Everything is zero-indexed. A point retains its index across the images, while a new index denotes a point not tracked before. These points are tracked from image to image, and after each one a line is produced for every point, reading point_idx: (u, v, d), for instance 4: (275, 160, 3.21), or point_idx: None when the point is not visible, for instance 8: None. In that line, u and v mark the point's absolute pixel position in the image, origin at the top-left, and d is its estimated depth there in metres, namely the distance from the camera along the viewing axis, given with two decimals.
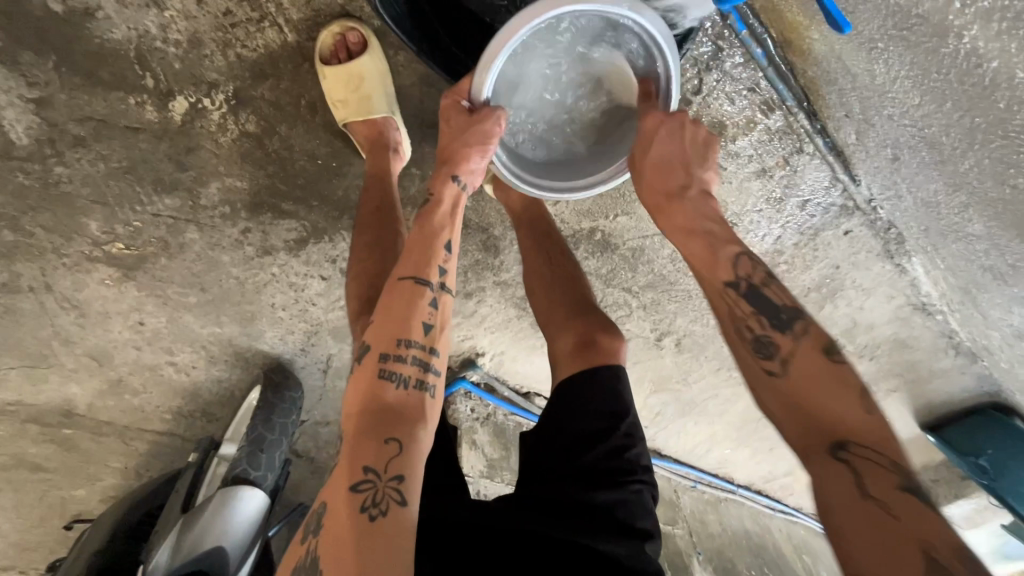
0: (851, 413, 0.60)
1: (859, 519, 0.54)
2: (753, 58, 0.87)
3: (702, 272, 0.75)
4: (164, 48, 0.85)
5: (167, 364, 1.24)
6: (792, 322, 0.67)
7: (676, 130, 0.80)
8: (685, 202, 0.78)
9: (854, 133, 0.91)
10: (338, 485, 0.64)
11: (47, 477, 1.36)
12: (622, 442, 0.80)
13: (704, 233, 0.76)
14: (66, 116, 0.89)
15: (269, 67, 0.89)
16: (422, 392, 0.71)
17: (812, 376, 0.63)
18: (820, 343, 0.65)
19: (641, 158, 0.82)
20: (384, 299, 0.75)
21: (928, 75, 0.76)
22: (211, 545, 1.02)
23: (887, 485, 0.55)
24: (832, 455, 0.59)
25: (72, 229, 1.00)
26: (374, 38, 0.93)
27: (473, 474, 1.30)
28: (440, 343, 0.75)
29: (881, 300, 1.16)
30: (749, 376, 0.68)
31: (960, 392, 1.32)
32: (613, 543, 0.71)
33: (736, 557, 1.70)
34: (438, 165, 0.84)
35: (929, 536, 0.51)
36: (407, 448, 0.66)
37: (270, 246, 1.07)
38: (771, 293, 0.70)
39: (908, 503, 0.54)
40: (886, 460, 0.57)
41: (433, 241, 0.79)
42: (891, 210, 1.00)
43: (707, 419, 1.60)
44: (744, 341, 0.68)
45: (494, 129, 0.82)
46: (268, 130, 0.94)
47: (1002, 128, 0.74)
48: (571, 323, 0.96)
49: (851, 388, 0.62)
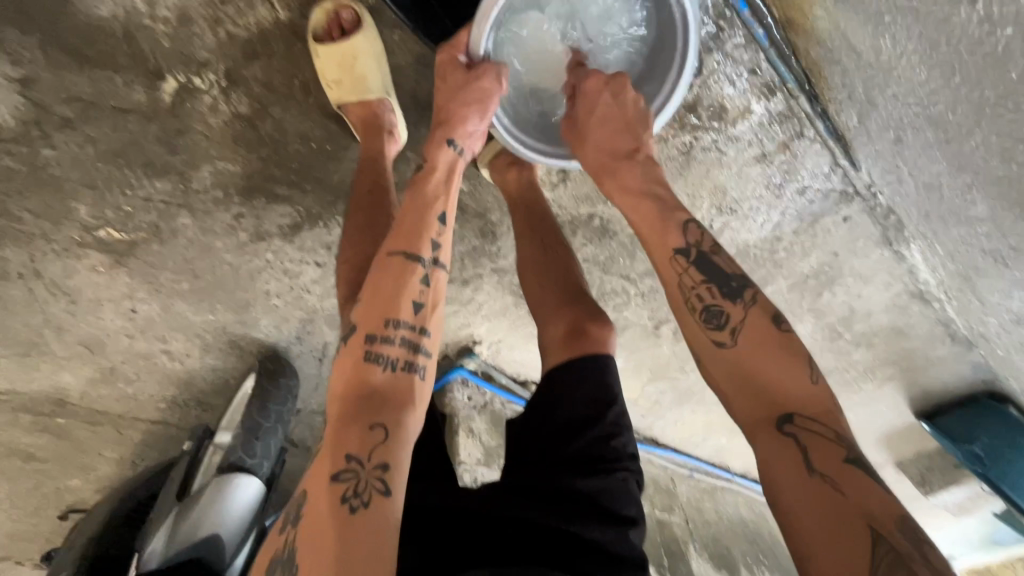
0: (794, 384, 0.63)
1: (806, 494, 0.56)
2: (754, 40, 0.85)
3: (652, 238, 0.75)
4: (152, 26, 0.83)
5: (160, 353, 1.23)
6: (742, 291, 0.69)
7: (619, 92, 0.83)
8: (632, 165, 0.80)
9: (856, 115, 0.90)
10: (320, 473, 0.63)
11: (41, 468, 1.35)
12: (609, 430, 0.79)
13: (653, 197, 0.77)
14: (52, 96, 0.86)
15: (260, 46, 0.87)
16: (411, 374, 0.70)
17: (756, 345, 0.65)
18: (767, 313, 0.67)
19: (585, 117, 0.84)
20: (373, 279, 0.74)
21: (937, 48, 0.74)
22: (208, 533, 1.02)
23: (832, 458, 0.57)
24: (778, 427, 0.61)
25: (61, 214, 0.98)
26: (368, 15, 0.92)
27: (469, 461, 1.27)
28: (431, 323, 0.74)
29: (879, 288, 1.15)
30: (699, 347, 0.69)
31: (954, 380, 1.32)
32: (600, 529, 0.70)
33: (732, 544, 1.71)
34: (433, 129, 0.84)
35: (872, 508, 0.53)
36: (394, 434, 0.65)
37: (264, 231, 1.05)
38: (719, 261, 0.71)
39: (848, 473, 0.56)
40: (829, 432, 0.59)
41: (425, 212, 0.78)
42: (892, 195, 0.99)
43: (703, 408, 1.60)
44: (695, 311, 0.69)
45: (492, 85, 0.84)
46: (260, 112, 0.92)
47: (1011, 101, 0.73)
48: (561, 311, 0.95)
49: (794, 358, 0.64)
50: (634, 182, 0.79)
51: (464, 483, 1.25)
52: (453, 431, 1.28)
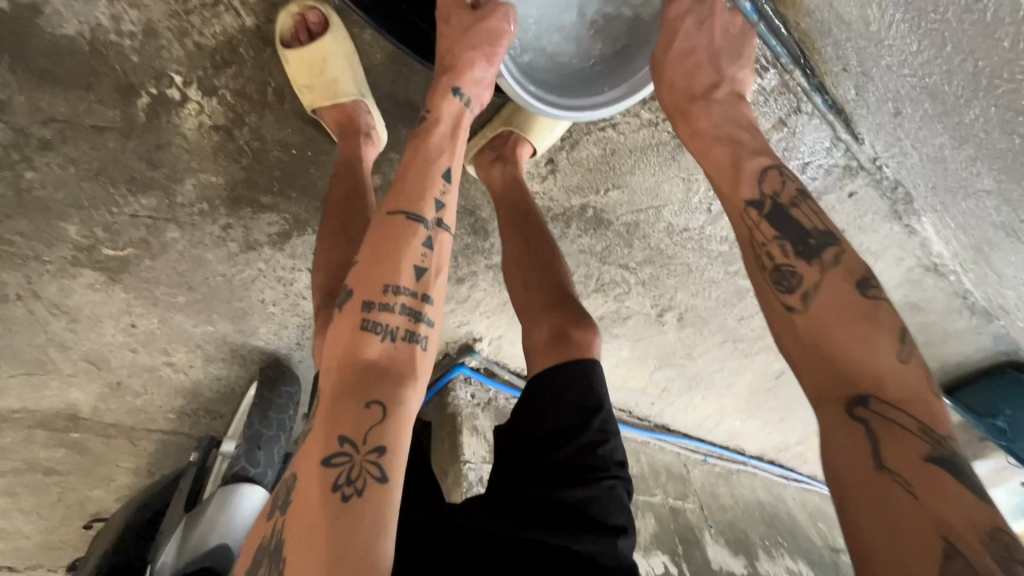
0: (880, 360, 0.56)
1: (870, 493, 0.51)
2: (742, 14, 0.80)
3: (724, 187, 0.74)
4: (119, 41, 0.81)
5: (164, 365, 1.24)
6: (822, 250, 0.64)
7: (703, 22, 0.80)
8: (708, 106, 0.78)
9: (854, 88, 0.85)
10: (311, 454, 0.59)
11: (61, 479, 1.40)
12: (596, 438, 0.78)
13: (728, 141, 0.75)
14: (28, 118, 0.86)
15: (229, 54, 0.84)
16: (412, 345, 0.65)
17: (835, 310, 0.60)
18: (851, 274, 0.62)
19: (668, 46, 0.81)
20: (371, 238, 0.69)
21: (925, 15, 0.72)
22: (218, 542, 1.01)
23: (910, 454, 0.51)
24: (848, 410, 0.55)
25: (52, 235, 0.99)
26: (334, 16, 0.89)
27: (473, 460, 1.22)
28: (435, 290, 0.69)
29: (890, 263, 1.10)
30: (768, 311, 0.65)
31: (975, 352, 1.28)
32: (583, 541, 0.68)
33: (749, 528, 1.67)
34: (438, 78, 0.79)
35: (946, 515, 0.47)
36: (392, 412, 0.61)
37: (253, 241, 1.05)
38: (799, 214, 0.67)
39: (932, 472, 0.50)
40: (913, 423, 0.53)
41: (430, 168, 0.73)
42: (897, 168, 0.93)
43: (714, 393, 1.58)
44: (765, 271, 0.66)
45: (501, 27, 0.78)
46: (236, 121, 0.90)
47: (1009, 70, 0.71)
48: (547, 314, 0.93)
49: (881, 330, 0.58)
50: (707, 121, 0.78)
51: (468, 483, 1.18)
52: (456, 430, 1.25)
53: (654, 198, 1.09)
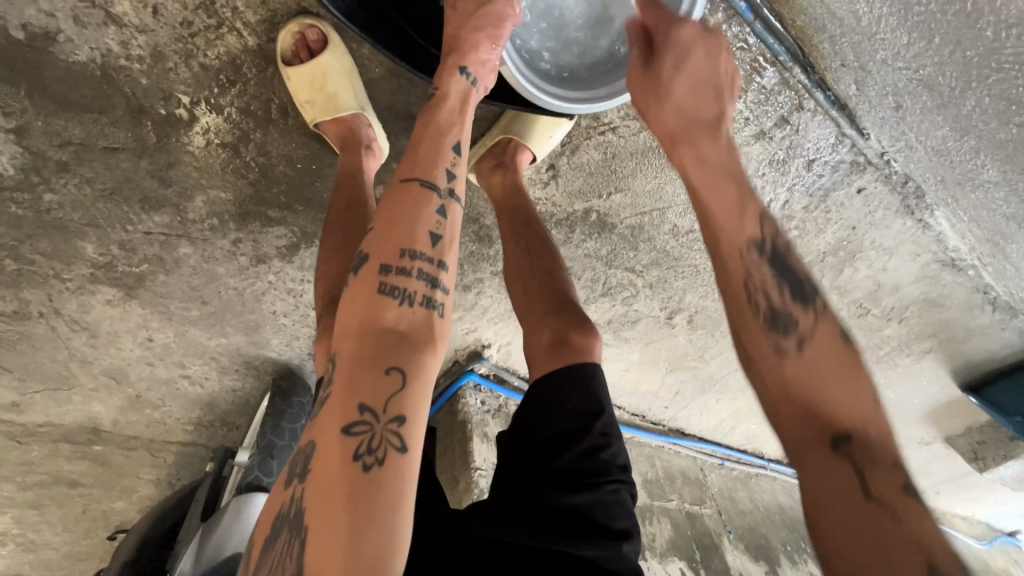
0: (859, 404, 0.60)
1: (859, 521, 0.52)
2: (737, 14, 0.78)
3: (723, 222, 0.70)
4: (128, 65, 0.84)
5: (181, 377, 1.27)
6: (813, 301, 0.66)
7: (711, 57, 0.75)
8: (716, 138, 0.74)
9: (855, 83, 0.84)
10: (330, 423, 0.58)
11: (87, 491, 1.45)
12: (596, 442, 0.77)
13: (730, 176, 0.72)
14: (45, 142, 0.89)
15: (233, 73, 0.87)
16: (430, 310, 0.64)
17: (823, 361, 0.62)
18: (834, 330, 0.65)
19: (675, 72, 0.75)
20: (386, 204, 0.68)
21: (910, 8, 0.73)
22: (232, 551, 1.02)
23: (889, 488, 0.54)
24: (834, 446, 0.57)
25: (70, 254, 1.03)
26: (333, 33, 0.90)
27: (484, 466, 1.22)
28: (450, 255, 0.67)
29: (905, 259, 1.07)
30: (755, 353, 0.65)
31: (1001, 349, 1.24)
32: (589, 546, 0.68)
33: (769, 533, 1.63)
34: (445, 59, 0.80)
35: (929, 544, 0.50)
36: (411, 378, 0.60)
37: (263, 254, 1.07)
38: (792, 264, 0.69)
39: (908, 508, 0.53)
40: (889, 460, 0.56)
41: (442, 138, 0.74)
42: (905, 163, 0.91)
43: (728, 395, 1.56)
44: (758, 313, 0.65)
45: (505, 10, 0.80)
46: (242, 138, 0.93)
47: (996, 59, 0.75)
48: (548, 319, 0.94)
49: (862, 383, 0.62)
50: (707, 153, 0.73)
51: (480, 489, 1.17)
52: (466, 436, 1.24)
53: (658, 199, 1.08)
